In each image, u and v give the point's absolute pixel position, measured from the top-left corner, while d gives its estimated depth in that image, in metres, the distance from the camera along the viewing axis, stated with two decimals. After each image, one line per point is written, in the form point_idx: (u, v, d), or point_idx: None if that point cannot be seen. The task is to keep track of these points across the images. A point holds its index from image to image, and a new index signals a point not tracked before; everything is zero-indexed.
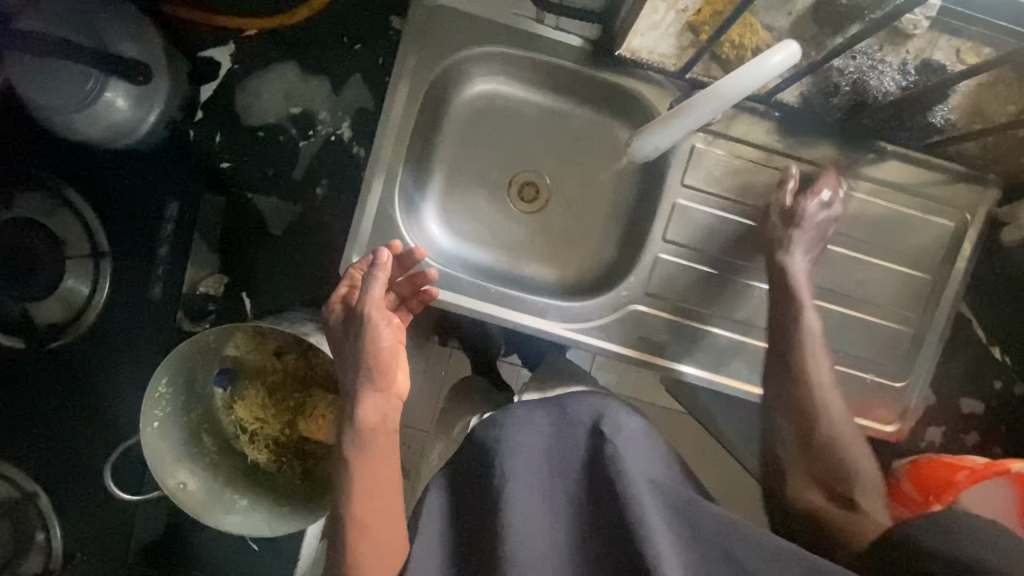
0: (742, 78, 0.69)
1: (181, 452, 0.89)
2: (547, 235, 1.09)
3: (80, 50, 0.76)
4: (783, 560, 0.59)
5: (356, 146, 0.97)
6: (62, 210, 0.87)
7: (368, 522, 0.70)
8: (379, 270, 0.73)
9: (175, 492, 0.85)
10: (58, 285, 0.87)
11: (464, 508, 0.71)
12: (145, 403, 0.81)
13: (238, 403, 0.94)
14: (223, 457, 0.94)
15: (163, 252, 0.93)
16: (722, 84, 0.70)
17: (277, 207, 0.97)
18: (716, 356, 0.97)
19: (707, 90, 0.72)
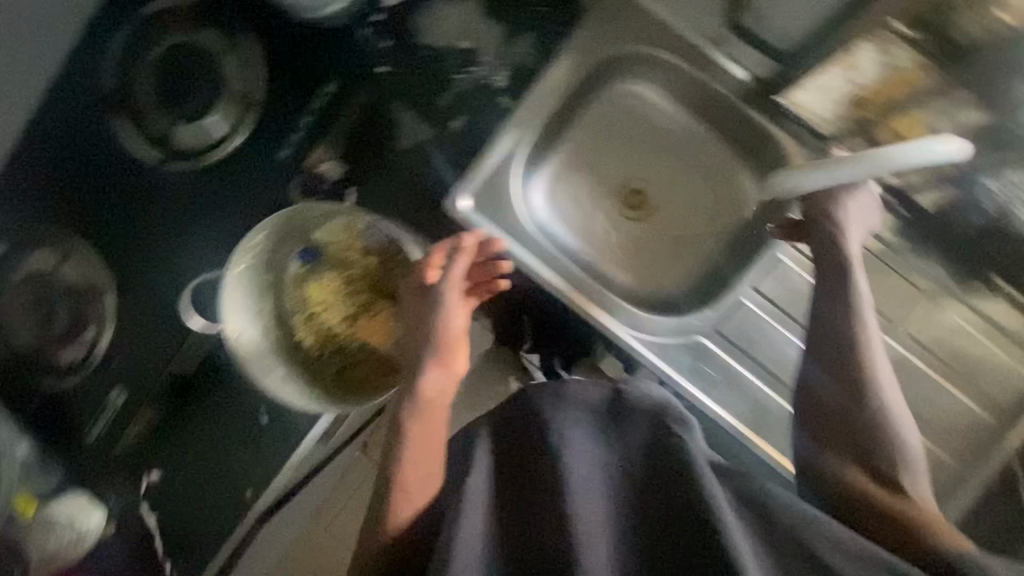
0: (908, 155, 0.78)
1: (246, 301, 0.94)
2: (637, 245, 1.11)
3: None
4: (857, 554, 0.58)
5: (505, 96, 1.01)
6: (231, 53, 0.93)
7: (409, 486, 0.78)
8: (460, 256, 0.89)
9: (230, 335, 0.90)
10: (202, 117, 0.94)
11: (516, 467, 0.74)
12: (242, 245, 0.90)
13: (312, 281, 0.99)
14: (275, 324, 0.98)
15: (305, 121, 0.98)
16: (889, 151, 0.79)
17: (414, 125, 1.01)
18: (761, 418, 0.95)
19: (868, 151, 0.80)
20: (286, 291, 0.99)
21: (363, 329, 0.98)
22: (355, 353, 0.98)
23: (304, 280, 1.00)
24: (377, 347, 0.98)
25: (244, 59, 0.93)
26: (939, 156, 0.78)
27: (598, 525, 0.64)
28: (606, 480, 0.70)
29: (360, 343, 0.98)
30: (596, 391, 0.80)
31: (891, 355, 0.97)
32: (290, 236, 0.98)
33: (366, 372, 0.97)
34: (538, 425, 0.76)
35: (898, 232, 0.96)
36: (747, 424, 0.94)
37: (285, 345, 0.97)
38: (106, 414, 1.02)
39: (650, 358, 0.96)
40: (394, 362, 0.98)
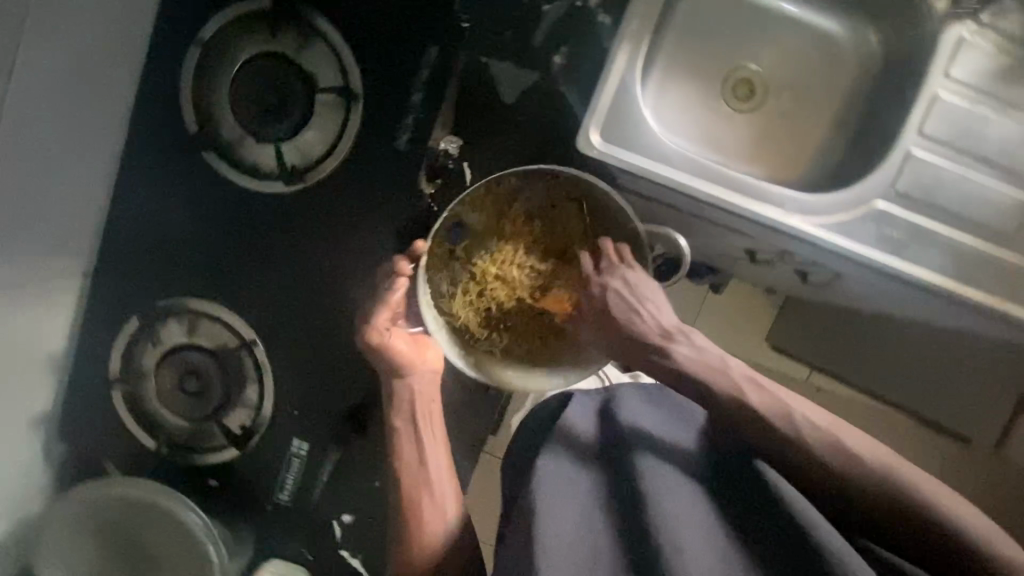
0: None
1: (420, 288, 0.86)
2: (763, 134, 1.05)
3: None
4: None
5: (603, 14, 0.91)
6: (318, 49, 0.86)
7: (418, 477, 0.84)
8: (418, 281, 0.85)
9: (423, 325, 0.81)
10: (304, 130, 0.87)
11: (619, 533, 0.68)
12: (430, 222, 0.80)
13: (478, 256, 0.88)
14: (445, 310, 0.88)
15: (417, 99, 0.86)
16: None
17: (513, 75, 0.94)
18: (961, 262, 0.92)
19: None
20: (440, 271, 0.88)
21: (544, 297, 0.89)
22: (536, 322, 0.89)
23: (464, 258, 0.89)
24: (564, 313, 0.89)
25: (332, 52, 0.86)
26: None
27: None
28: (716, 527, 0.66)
29: (538, 310, 0.89)
30: (675, 426, 0.78)
31: None
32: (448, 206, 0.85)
33: (547, 338, 0.90)
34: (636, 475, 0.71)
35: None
36: (949, 272, 0.92)
37: (456, 332, 0.88)
38: (294, 465, 0.94)
39: (837, 239, 0.92)
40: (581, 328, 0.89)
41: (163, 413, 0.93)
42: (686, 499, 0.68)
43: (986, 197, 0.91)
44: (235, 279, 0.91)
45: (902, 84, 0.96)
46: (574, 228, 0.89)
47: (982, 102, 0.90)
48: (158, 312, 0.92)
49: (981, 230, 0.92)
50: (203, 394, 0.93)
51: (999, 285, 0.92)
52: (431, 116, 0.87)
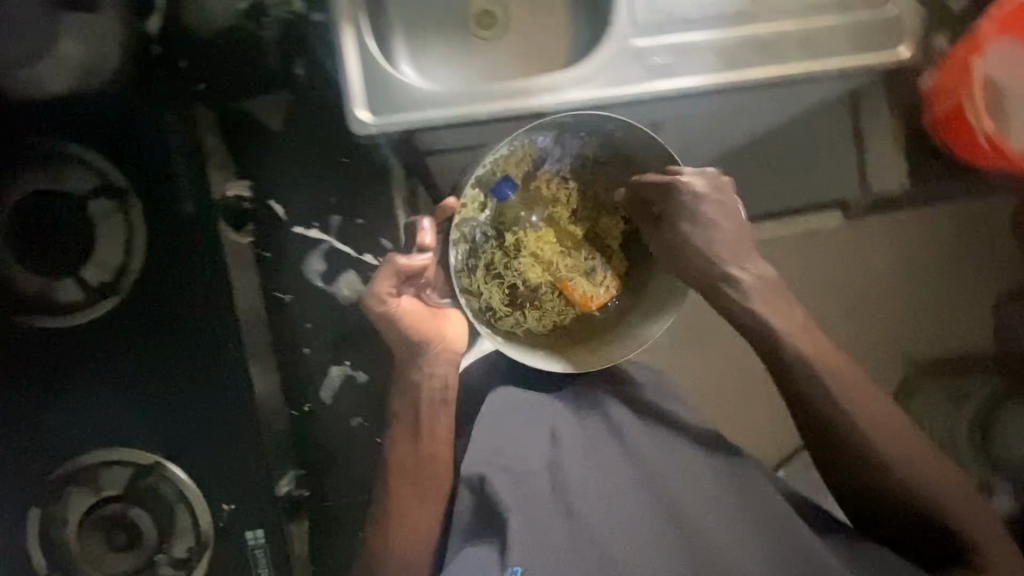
0: None
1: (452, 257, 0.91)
2: (521, 39, 1.13)
3: None
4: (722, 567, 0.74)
5: (314, 12, 0.95)
6: (72, 170, 0.86)
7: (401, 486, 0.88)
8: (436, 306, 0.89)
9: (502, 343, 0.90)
10: (94, 245, 0.86)
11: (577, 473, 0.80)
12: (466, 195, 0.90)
13: (526, 234, 0.95)
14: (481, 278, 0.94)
15: (178, 155, 0.88)
16: None
17: (266, 105, 0.97)
18: (726, 60, 1.00)
19: None
20: (480, 237, 0.94)
21: (581, 290, 0.96)
22: (558, 308, 0.96)
23: (516, 235, 0.95)
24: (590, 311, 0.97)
25: (82, 168, 0.86)
26: None
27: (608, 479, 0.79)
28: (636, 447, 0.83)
29: (559, 303, 0.96)
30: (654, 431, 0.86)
31: None
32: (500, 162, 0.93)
33: (564, 332, 0.96)
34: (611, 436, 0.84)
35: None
36: (724, 67, 1.00)
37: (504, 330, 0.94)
38: (259, 555, 0.92)
39: (617, 89, 0.98)
40: (604, 318, 0.98)
41: None
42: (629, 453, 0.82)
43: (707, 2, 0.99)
44: (118, 413, 0.89)
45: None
46: (583, 219, 0.97)
47: None
48: (55, 488, 0.88)
49: (717, 25, 1.00)
50: (139, 539, 0.89)
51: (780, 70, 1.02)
52: (198, 169, 0.89)
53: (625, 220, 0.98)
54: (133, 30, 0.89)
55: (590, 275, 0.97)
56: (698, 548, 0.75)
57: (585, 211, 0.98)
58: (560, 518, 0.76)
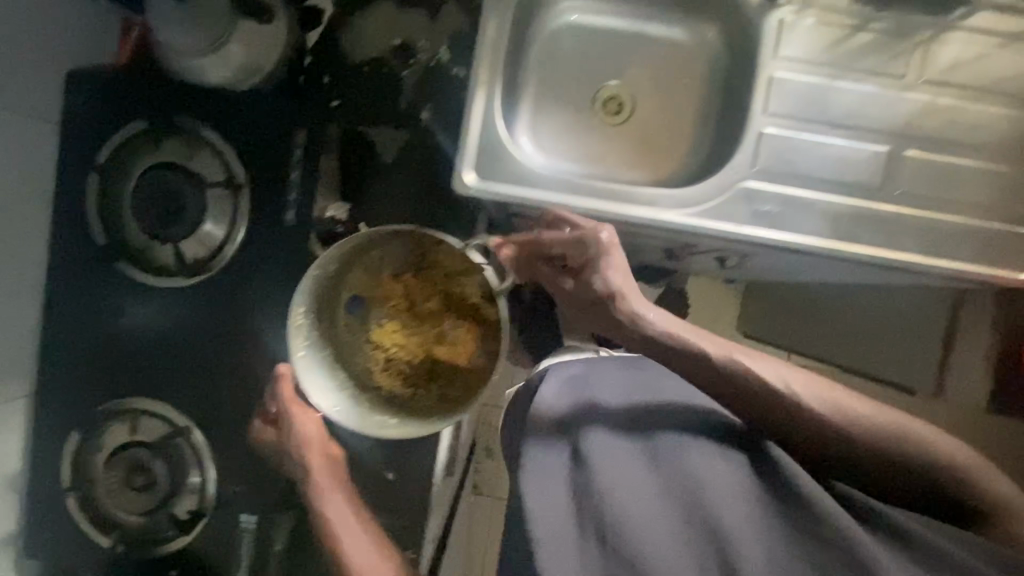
0: None
1: (323, 374, 0.95)
2: (639, 138, 1.14)
3: None
4: None
5: (455, 67, 1.01)
6: (204, 152, 0.94)
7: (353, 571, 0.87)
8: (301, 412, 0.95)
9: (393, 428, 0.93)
10: (201, 221, 0.94)
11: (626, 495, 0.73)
12: (292, 333, 0.90)
13: (375, 329, 0.99)
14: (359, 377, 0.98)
15: (298, 154, 0.95)
16: None
17: (386, 136, 1.02)
18: (834, 226, 0.98)
19: None
20: (356, 339, 0.99)
21: (443, 350, 0.98)
22: (447, 371, 0.98)
23: (366, 330, 0.99)
24: (462, 366, 0.97)
25: (214, 152, 0.94)
26: None
27: (670, 517, 0.73)
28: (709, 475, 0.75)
29: (447, 361, 0.98)
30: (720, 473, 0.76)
31: (918, 103, 0.96)
32: (331, 298, 0.97)
33: (466, 390, 0.96)
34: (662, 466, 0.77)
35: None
36: (829, 234, 0.98)
37: (410, 398, 0.99)
38: (245, 541, 0.98)
39: (711, 223, 0.98)
40: (481, 362, 0.96)
41: (116, 513, 0.97)
42: (688, 479, 0.75)
43: (835, 161, 0.97)
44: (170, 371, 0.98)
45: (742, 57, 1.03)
46: (424, 302, 0.99)
47: (814, 73, 0.96)
48: (99, 419, 0.97)
49: (838, 188, 0.97)
50: (152, 487, 0.97)
51: (884, 251, 0.98)
52: (313, 167, 0.95)
53: (448, 289, 0.98)
54: (297, 43, 0.99)
55: (454, 330, 0.98)
56: None
57: (433, 277, 0.99)
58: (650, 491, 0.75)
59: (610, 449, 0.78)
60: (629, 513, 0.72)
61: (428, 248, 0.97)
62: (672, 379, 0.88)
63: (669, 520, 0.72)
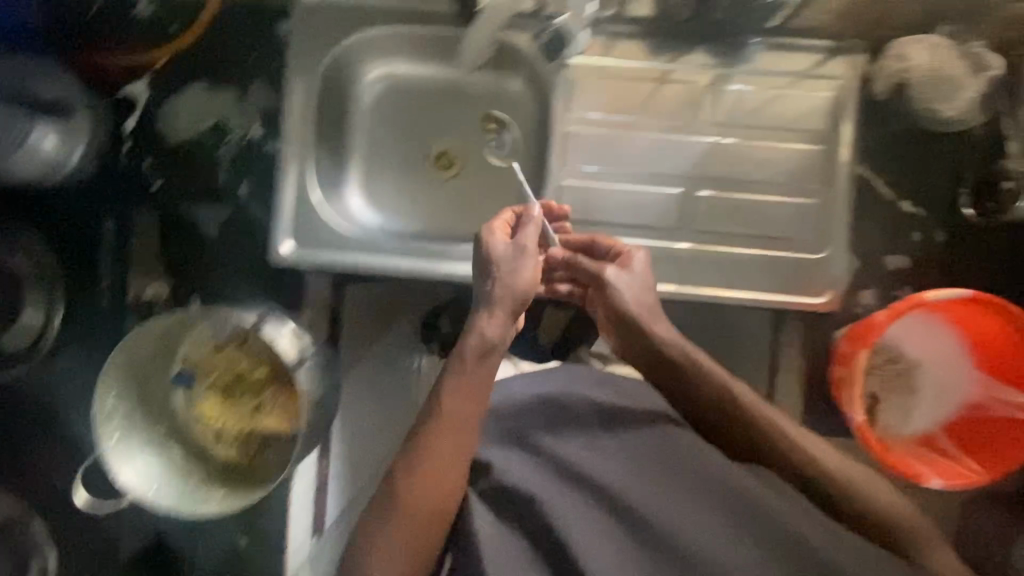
0: None
1: (145, 460, 0.95)
2: (470, 191, 1.14)
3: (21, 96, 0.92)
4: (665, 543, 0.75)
5: (268, 142, 1.05)
6: (15, 248, 0.97)
7: None
8: None
9: (210, 505, 0.94)
10: (18, 314, 0.96)
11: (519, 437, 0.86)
12: (96, 423, 0.91)
13: (198, 405, 1.02)
14: (189, 455, 1.01)
15: (108, 245, 1.02)
16: None
17: (207, 213, 1.06)
18: None
19: None
20: (183, 418, 1.02)
21: (262, 420, 1.01)
22: (269, 438, 1.02)
23: (191, 407, 1.03)
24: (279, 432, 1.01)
25: (25, 245, 0.97)
26: None
27: (557, 452, 0.83)
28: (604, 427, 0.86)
29: (268, 428, 1.01)
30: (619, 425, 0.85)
31: (703, 146, 1.02)
32: (148, 382, 0.99)
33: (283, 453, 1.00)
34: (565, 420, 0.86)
35: (649, 40, 1.02)
36: None
37: (248, 465, 1.02)
38: None
39: None
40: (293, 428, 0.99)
41: None
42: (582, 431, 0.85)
43: (631, 206, 1.03)
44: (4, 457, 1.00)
45: (544, 113, 1.08)
46: (240, 377, 1.02)
47: (601, 126, 1.03)
48: None
49: (637, 231, 1.03)
50: None
51: (686, 287, 1.02)
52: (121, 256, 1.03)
53: (259, 364, 1.01)
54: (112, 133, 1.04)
55: (270, 400, 1.01)
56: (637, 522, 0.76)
57: (244, 353, 1.01)
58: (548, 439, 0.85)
59: (525, 459, 0.84)
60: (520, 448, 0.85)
61: (232, 330, 0.99)
62: (579, 381, 0.90)
63: (588, 512, 0.77)
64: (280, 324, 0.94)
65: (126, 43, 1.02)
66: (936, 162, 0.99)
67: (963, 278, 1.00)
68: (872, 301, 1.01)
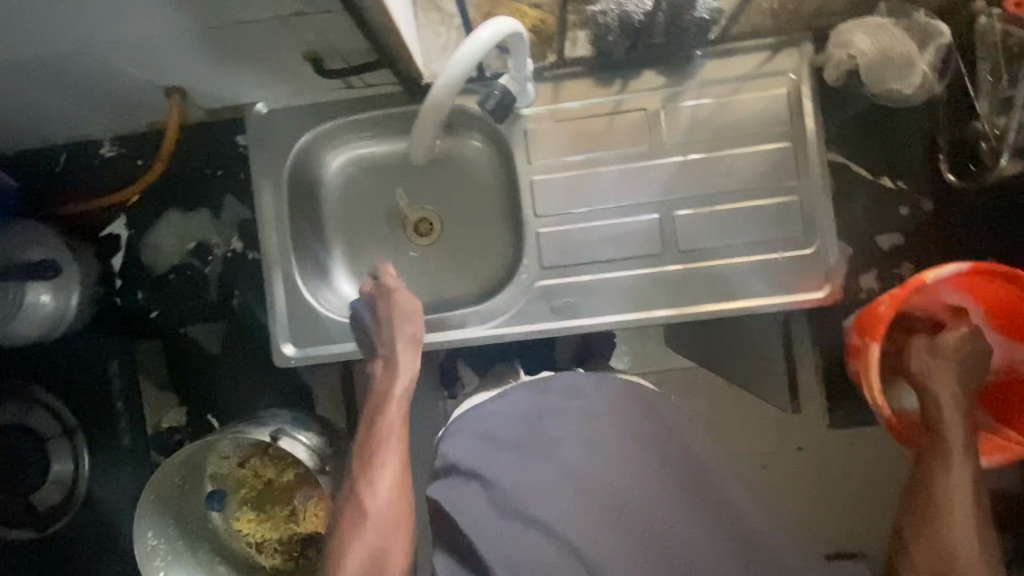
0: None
1: None
2: (455, 252, 1.15)
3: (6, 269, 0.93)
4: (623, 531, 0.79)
5: (250, 251, 1.08)
6: (34, 407, 0.99)
7: None
8: None
9: None
10: (49, 468, 0.98)
11: (518, 436, 0.86)
12: (138, 560, 0.92)
13: (235, 520, 1.03)
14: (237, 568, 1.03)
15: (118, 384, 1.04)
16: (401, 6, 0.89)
17: (206, 330, 1.08)
18: (630, 298, 1.02)
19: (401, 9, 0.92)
20: (225, 534, 1.04)
21: (301, 526, 1.02)
22: (312, 539, 1.03)
23: (230, 522, 1.04)
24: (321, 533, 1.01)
25: (43, 403, 0.99)
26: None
27: (558, 444, 0.84)
28: (606, 421, 0.87)
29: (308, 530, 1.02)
30: (622, 417, 0.88)
31: (671, 165, 1.01)
32: (184, 508, 1.01)
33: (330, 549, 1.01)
34: (568, 414, 0.87)
35: (596, 75, 1.02)
36: (630, 306, 1.02)
37: (296, 566, 1.03)
38: None
39: (517, 328, 1.03)
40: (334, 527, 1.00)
41: None
42: (582, 426, 0.86)
43: (613, 238, 1.02)
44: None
45: (509, 165, 1.08)
46: (273, 486, 1.03)
47: (567, 168, 1.03)
48: None
49: (622, 263, 1.02)
50: None
51: (682, 308, 1.01)
52: (132, 391, 1.04)
53: (289, 470, 1.03)
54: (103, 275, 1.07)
55: (303, 504, 1.02)
56: (612, 505, 0.81)
57: (272, 462, 1.03)
58: (550, 430, 0.86)
59: (521, 466, 0.83)
60: (518, 442, 0.85)
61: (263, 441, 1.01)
62: (583, 387, 0.91)
63: (579, 515, 0.79)
64: (296, 435, 0.95)
65: (102, 186, 1.09)
66: (907, 132, 0.98)
67: (960, 241, 0.98)
68: (872, 283, 1.00)
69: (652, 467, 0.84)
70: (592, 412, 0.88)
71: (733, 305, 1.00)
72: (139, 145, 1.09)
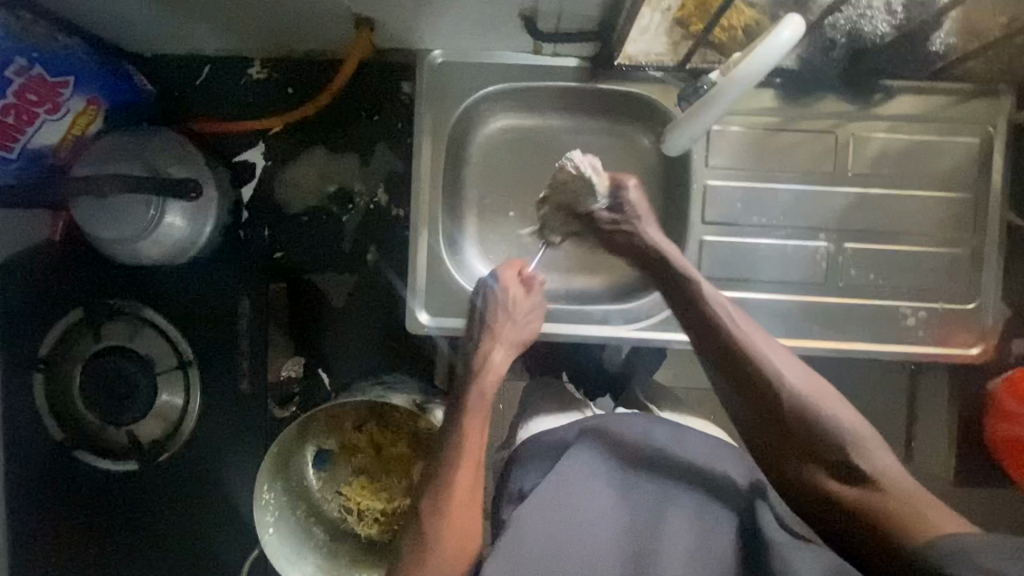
0: (758, 61, 0.71)
1: (296, 544, 0.94)
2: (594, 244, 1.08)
3: (145, 183, 0.84)
4: None
5: (394, 208, 1.01)
6: (147, 330, 0.93)
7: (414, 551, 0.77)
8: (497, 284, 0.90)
9: None
10: (156, 402, 0.92)
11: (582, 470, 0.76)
12: (255, 514, 0.87)
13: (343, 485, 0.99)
14: (335, 535, 0.99)
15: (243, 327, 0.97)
16: (739, 71, 0.73)
17: (335, 281, 1.02)
18: (784, 323, 0.99)
19: (725, 79, 0.74)
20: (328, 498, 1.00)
21: (413, 503, 0.98)
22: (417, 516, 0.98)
23: (336, 485, 1.00)
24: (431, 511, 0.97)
25: (156, 331, 0.93)
26: (787, 43, 0.71)
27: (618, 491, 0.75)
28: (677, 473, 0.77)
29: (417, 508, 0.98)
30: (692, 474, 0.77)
31: (850, 196, 0.98)
32: (294, 467, 0.96)
33: None
34: (643, 453, 0.78)
35: (792, 89, 0.98)
36: (783, 332, 0.99)
37: (396, 541, 0.99)
38: None
39: (664, 336, 0.98)
40: None
41: None
42: (656, 475, 0.76)
43: (777, 258, 0.99)
44: (153, 544, 0.98)
45: (676, 163, 1.03)
46: (386, 457, 0.99)
47: (744, 181, 0.99)
48: None
49: (778, 286, 0.99)
50: None
51: (833, 342, 0.99)
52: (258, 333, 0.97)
53: (408, 443, 0.98)
54: (231, 202, 0.98)
55: (419, 481, 0.98)
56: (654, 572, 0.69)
57: (388, 434, 0.99)
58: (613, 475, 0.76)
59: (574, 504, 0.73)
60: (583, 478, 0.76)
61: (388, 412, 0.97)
62: (661, 432, 0.80)
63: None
64: (440, 408, 0.91)
65: (244, 110, 1.01)
66: None
67: None
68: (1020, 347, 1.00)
69: (712, 538, 0.72)
70: (681, 463, 0.78)
71: (886, 347, 0.98)
72: (290, 70, 1.02)
